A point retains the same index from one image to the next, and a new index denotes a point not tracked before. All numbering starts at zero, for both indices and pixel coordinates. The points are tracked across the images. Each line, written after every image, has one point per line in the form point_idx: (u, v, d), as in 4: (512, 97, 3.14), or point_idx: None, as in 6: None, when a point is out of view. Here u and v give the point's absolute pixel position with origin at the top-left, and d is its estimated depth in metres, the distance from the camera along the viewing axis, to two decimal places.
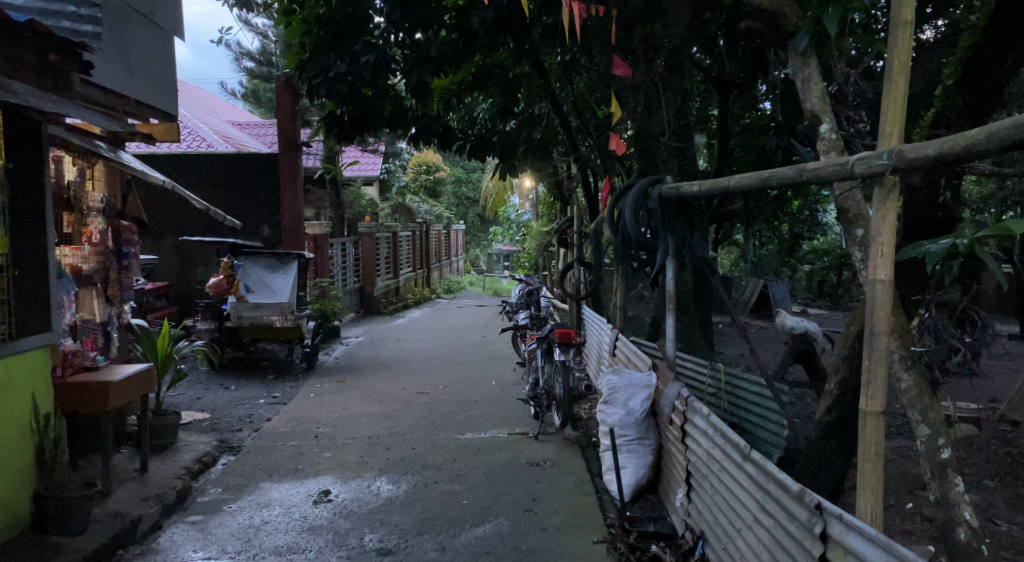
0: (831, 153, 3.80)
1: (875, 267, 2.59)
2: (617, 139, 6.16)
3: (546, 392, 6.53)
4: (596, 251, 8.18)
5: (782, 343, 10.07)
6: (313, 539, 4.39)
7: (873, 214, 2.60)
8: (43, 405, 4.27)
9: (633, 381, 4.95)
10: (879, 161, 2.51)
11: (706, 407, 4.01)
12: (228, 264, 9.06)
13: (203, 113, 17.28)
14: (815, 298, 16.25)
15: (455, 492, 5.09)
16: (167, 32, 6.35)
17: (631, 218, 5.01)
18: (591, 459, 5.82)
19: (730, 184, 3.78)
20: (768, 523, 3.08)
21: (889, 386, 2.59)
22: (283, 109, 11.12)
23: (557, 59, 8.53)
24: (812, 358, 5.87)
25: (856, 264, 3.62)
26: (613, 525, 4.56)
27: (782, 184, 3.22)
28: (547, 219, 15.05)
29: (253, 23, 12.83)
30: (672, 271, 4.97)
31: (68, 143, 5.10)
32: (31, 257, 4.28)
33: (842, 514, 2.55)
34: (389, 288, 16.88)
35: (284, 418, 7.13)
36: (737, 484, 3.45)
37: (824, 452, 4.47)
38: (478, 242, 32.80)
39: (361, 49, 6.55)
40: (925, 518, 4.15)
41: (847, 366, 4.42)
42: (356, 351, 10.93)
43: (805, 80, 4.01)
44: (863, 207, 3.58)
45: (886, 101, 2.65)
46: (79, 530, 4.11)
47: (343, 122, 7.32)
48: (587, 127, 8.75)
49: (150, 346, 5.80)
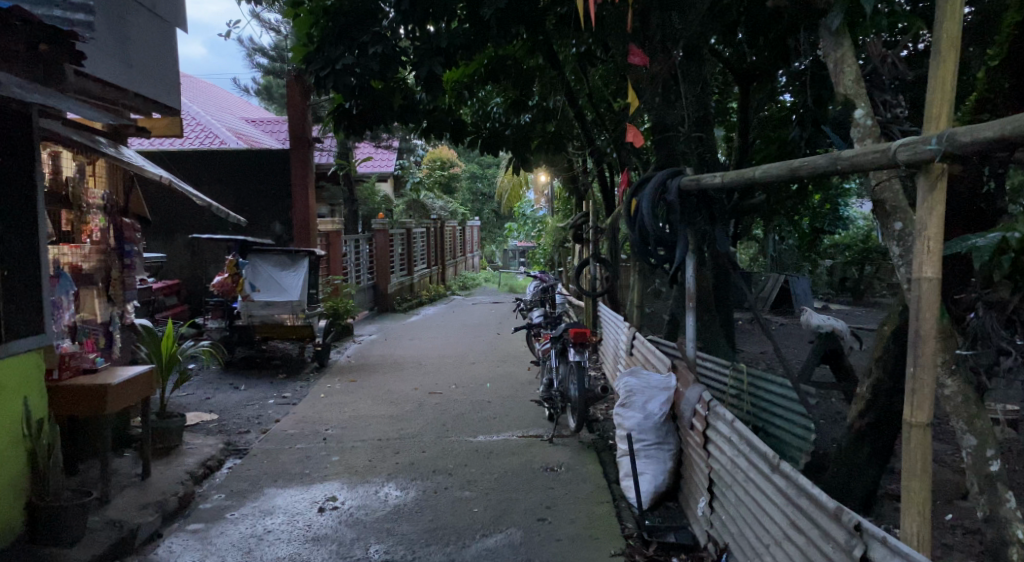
0: (866, 141, 3.55)
1: (921, 264, 2.34)
2: (634, 131, 5.89)
3: (561, 394, 6.31)
4: (612, 246, 7.95)
5: (805, 341, 9.81)
6: (317, 550, 4.20)
7: (918, 205, 2.36)
8: (36, 412, 4.10)
9: (651, 383, 4.74)
10: (927, 147, 2.27)
11: (729, 412, 3.78)
12: (233, 263, 9.27)
13: (215, 110, 17.19)
14: (836, 293, 15.88)
15: (465, 500, 4.88)
16: (168, 23, 6.17)
17: (648, 213, 4.76)
18: (607, 463, 5.60)
19: (755, 175, 3.53)
20: (799, 542, 2.85)
21: (936, 395, 2.35)
22: (294, 104, 10.92)
23: (571, 50, 8.28)
24: (840, 357, 5.61)
25: (895, 261, 3.37)
26: (632, 536, 4.33)
27: (813, 174, 2.98)
28: (563, 214, 14.85)
29: (264, 18, 12.70)
30: (692, 268, 4.74)
31: (66, 140, 4.95)
32: (22, 259, 4.12)
33: (886, 537, 2.32)
34: (403, 285, 16.75)
35: (293, 419, 6.98)
36: (764, 497, 3.23)
37: (855, 460, 4.20)
38: (493, 237, 32.67)
39: (369, 40, 6.33)
40: (967, 532, 3.88)
41: (881, 367, 4.17)
42: (368, 350, 10.77)
43: (838, 62, 3.76)
44: (902, 198, 3.32)
45: (932, 82, 2.41)
46: (74, 541, 3.95)
47: (352, 116, 7.09)
48: (602, 120, 8.54)
49: (154, 346, 5.64)
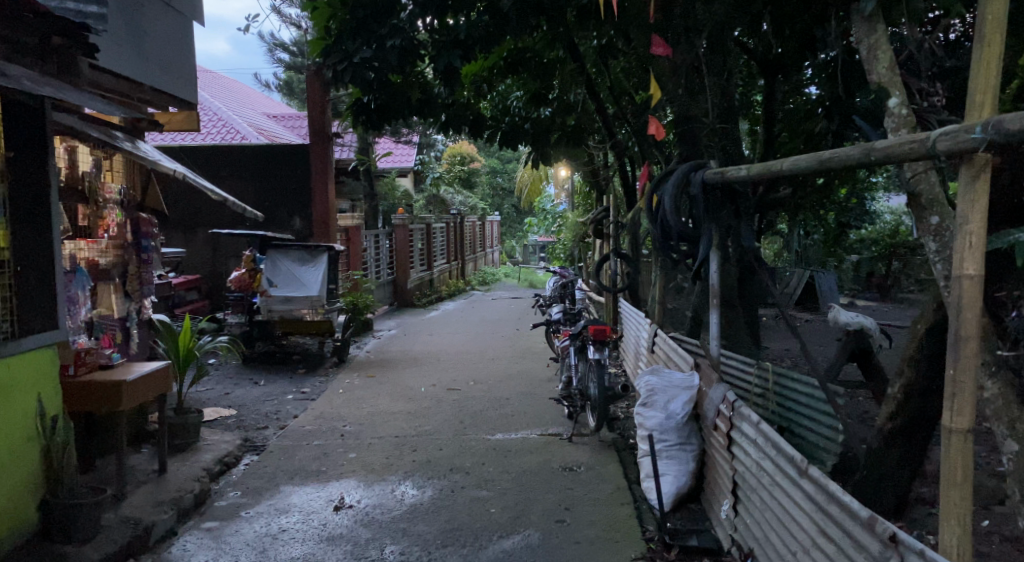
0: (900, 131, 3.39)
1: (962, 260, 2.20)
2: (656, 123, 5.74)
3: (581, 392, 6.20)
4: (633, 241, 7.81)
5: (832, 339, 9.59)
6: (331, 550, 4.13)
7: (959, 197, 2.22)
8: (50, 408, 4.06)
9: (673, 382, 4.61)
10: (970, 136, 2.13)
11: (754, 413, 3.66)
12: (250, 259, 8.94)
13: (237, 105, 17.23)
14: (862, 289, 15.56)
15: (482, 499, 4.80)
16: (184, 17, 6.12)
17: (671, 208, 4.64)
18: (628, 463, 5.49)
19: (783, 167, 3.38)
20: (828, 550, 2.73)
21: (978, 400, 2.21)
22: (314, 99, 10.87)
23: (592, 42, 8.15)
24: (870, 355, 5.44)
25: (931, 256, 3.23)
26: (653, 539, 4.21)
27: (845, 165, 2.84)
28: (584, 209, 14.70)
29: (285, 13, 12.69)
30: (716, 264, 4.60)
31: (83, 134, 4.91)
32: (33, 253, 4.07)
33: (923, 550, 2.19)
34: (423, 280, 16.70)
35: (311, 415, 6.94)
36: (792, 502, 3.10)
37: (886, 463, 4.04)
38: (513, 232, 32.59)
39: (387, 32, 6.23)
40: (1005, 540, 3.72)
41: (914, 367, 4.02)
42: (387, 345, 10.71)
43: (872, 49, 3.62)
44: (938, 190, 3.18)
45: (975, 68, 2.27)
46: (88, 538, 3.91)
47: (370, 110, 6.97)
48: (623, 113, 8.40)
49: (171, 342, 5.61)
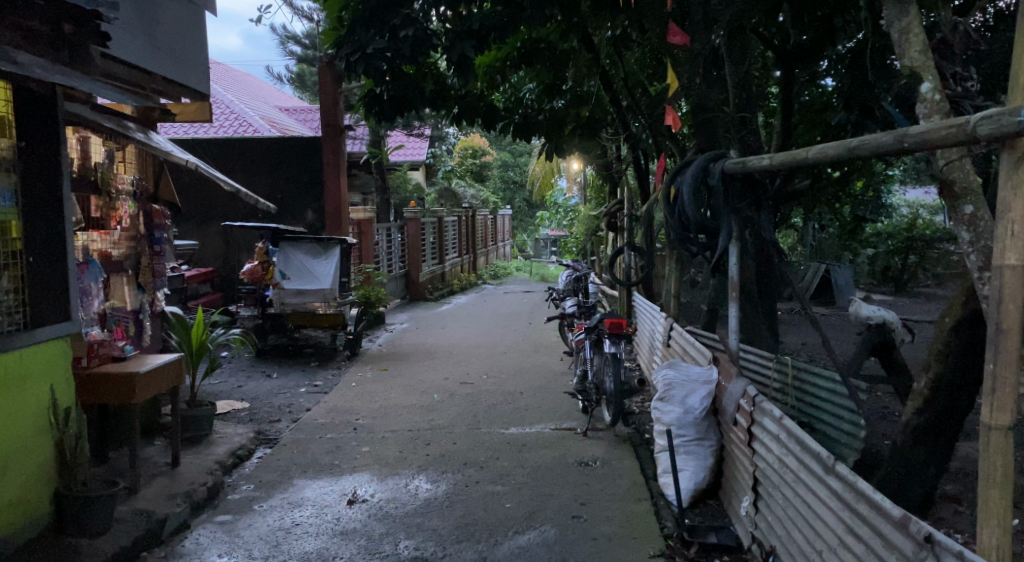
0: (932, 117, 3.29)
1: (1003, 250, 2.10)
2: (673, 113, 5.62)
3: (596, 386, 6.14)
4: (648, 234, 7.73)
5: (850, 334, 9.47)
6: (345, 545, 4.09)
7: (1001, 183, 2.12)
8: (63, 400, 4.03)
9: (691, 377, 4.58)
10: (1013, 119, 2.04)
11: (776, 408, 3.58)
12: (262, 251, 9.09)
13: (249, 98, 17.24)
14: (878, 283, 15.40)
15: (497, 494, 4.74)
16: (196, 6, 6.07)
17: (690, 199, 4.54)
18: (644, 458, 5.42)
19: (807, 156, 3.29)
20: (857, 550, 2.65)
21: (1019, 396, 2.12)
22: (326, 90, 10.81)
23: (606, 33, 8.06)
24: (892, 349, 5.34)
25: (964, 247, 3.15)
26: (671, 536, 4.14)
27: (874, 153, 2.75)
28: (596, 203, 14.60)
29: (297, 5, 12.65)
30: (736, 256, 4.51)
31: (95, 125, 4.87)
32: (44, 244, 4.02)
33: (960, 551, 2.11)
34: (435, 273, 16.67)
35: (324, 408, 6.90)
36: (817, 499, 3.02)
37: (912, 459, 3.96)
38: (524, 226, 32.52)
39: (400, 23, 6.10)
40: None
41: (940, 361, 3.93)
42: (400, 338, 10.68)
43: (903, 32, 3.53)
44: (972, 179, 3.09)
45: (1016, 49, 2.18)
46: (101, 531, 3.88)
47: (383, 102, 6.86)
48: (638, 104, 8.30)
49: (184, 334, 5.58)
